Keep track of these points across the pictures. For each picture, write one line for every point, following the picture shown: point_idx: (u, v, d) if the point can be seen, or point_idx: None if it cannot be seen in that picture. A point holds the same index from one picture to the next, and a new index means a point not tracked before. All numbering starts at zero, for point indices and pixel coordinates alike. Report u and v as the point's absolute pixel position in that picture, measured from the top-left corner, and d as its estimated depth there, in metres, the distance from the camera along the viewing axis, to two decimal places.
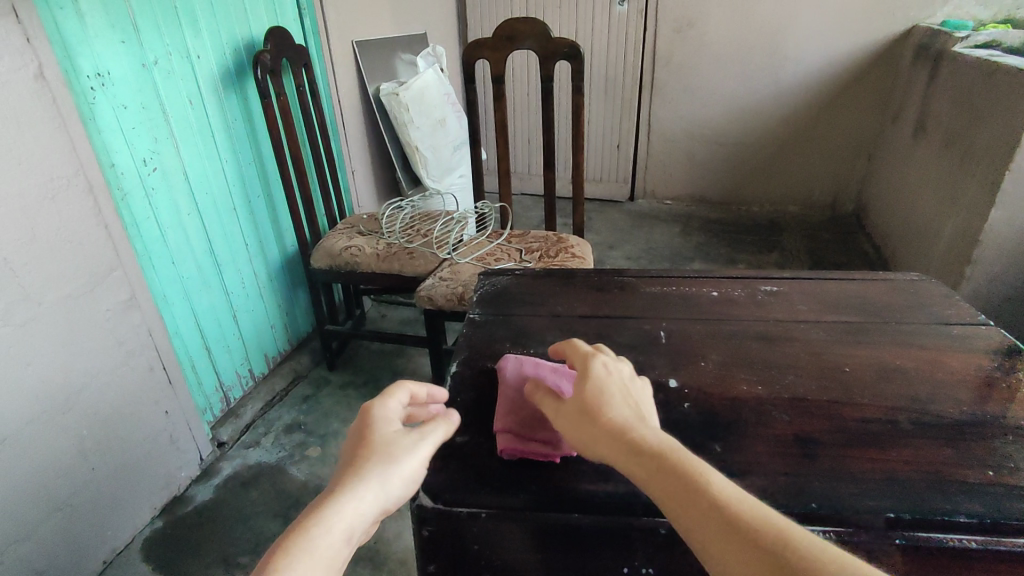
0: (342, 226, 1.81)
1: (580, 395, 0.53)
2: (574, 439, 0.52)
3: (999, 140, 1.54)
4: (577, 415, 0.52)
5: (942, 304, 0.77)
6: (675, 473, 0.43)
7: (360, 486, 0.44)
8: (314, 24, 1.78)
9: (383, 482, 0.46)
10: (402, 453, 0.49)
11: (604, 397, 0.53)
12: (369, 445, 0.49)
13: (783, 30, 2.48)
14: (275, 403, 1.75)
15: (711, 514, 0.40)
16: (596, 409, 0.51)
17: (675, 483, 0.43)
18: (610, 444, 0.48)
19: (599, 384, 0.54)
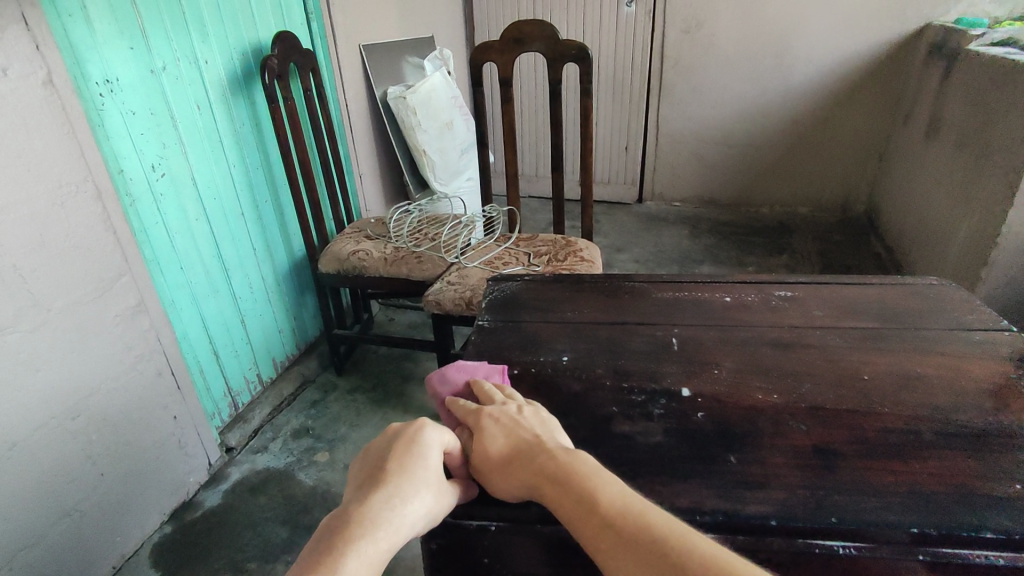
0: (350, 230, 1.81)
1: (497, 427, 0.56)
2: (494, 467, 0.54)
3: (1016, 139, 1.51)
4: (484, 460, 0.54)
5: (963, 309, 0.75)
6: (575, 498, 0.46)
7: (393, 506, 0.46)
8: (321, 29, 1.78)
9: (414, 505, 0.47)
10: (431, 478, 0.50)
11: (506, 432, 0.55)
12: (400, 461, 0.50)
13: (793, 29, 2.46)
14: (283, 408, 1.75)
15: (609, 535, 0.42)
16: (500, 450, 0.54)
17: (577, 508, 0.45)
18: (522, 483, 0.51)
19: (492, 423, 0.56)
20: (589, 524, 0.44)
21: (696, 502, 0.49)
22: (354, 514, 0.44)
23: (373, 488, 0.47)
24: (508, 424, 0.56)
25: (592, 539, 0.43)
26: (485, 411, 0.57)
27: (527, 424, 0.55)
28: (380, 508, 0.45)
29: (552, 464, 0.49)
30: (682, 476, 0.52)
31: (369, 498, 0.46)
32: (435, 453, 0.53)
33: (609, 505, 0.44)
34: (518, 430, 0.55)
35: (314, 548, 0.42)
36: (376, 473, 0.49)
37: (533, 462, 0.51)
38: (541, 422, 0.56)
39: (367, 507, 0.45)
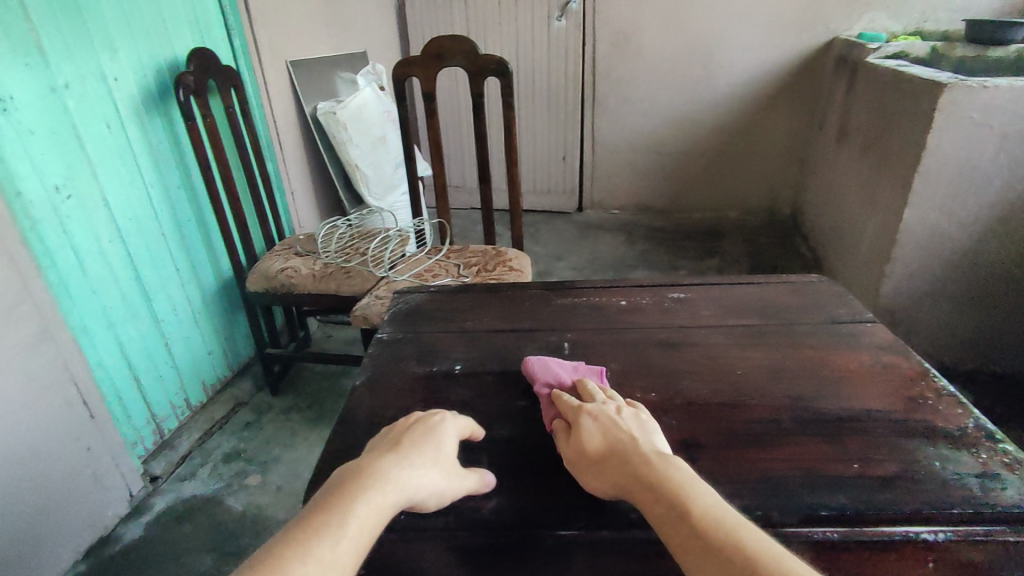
0: (279, 247, 1.78)
1: (599, 427, 0.55)
2: (587, 465, 0.54)
3: (908, 144, 1.62)
4: (577, 457, 0.54)
5: (837, 303, 0.81)
6: (665, 500, 0.46)
7: (402, 470, 0.49)
8: (244, 44, 1.76)
9: (424, 474, 0.51)
10: (442, 458, 0.53)
11: (602, 433, 0.55)
12: (415, 439, 0.54)
13: (714, 43, 2.58)
14: (214, 432, 1.70)
15: (688, 535, 0.42)
16: (594, 448, 0.53)
17: (662, 508, 0.45)
18: (613, 481, 0.51)
19: (590, 423, 0.56)
20: (676, 525, 0.43)
21: None
22: (365, 469, 0.48)
23: (386, 452, 0.52)
24: (607, 423, 0.56)
25: (675, 539, 0.43)
26: (585, 410, 0.57)
27: (625, 427, 0.55)
28: (392, 469, 0.49)
29: (647, 467, 0.49)
30: None
31: (382, 459, 0.50)
32: (449, 438, 0.56)
33: (694, 508, 0.44)
34: (614, 432, 0.54)
35: (327, 491, 0.46)
36: (391, 443, 0.54)
37: (626, 462, 0.50)
38: (642, 426, 0.56)
39: (378, 466, 0.49)
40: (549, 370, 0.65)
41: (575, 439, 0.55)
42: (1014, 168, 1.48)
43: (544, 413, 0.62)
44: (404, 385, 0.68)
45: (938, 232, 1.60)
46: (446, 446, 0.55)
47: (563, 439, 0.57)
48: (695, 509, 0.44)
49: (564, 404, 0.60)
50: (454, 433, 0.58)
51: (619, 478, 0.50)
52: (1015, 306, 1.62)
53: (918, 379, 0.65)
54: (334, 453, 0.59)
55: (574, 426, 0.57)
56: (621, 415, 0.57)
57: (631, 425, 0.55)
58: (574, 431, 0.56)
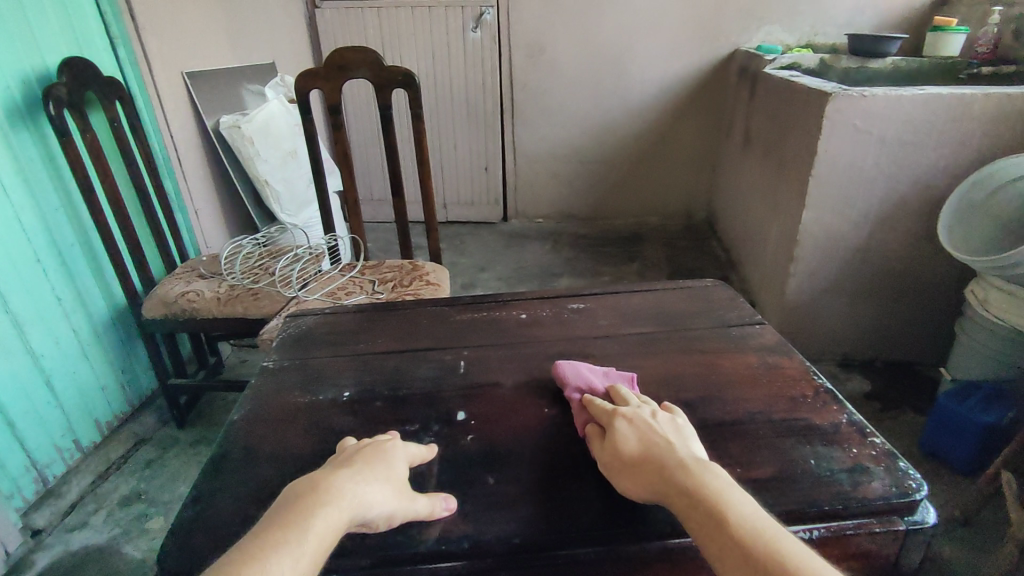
0: (180, 270, 1.67)
1: (633, 430, 0.53)
2: (619, 470, 0.51)
3: (802, 149, 1.72)
4: (611, 461, 0.52)
5: (728, 306, 0.83)
6: (707, 513, 0.44)
7: (355, 486, 0.47)
8: (131, 55, 1.64)
9: (374, 492, 0.47)
10: (396, 477, 0.50)
11: (636, 437, 0.52)
12: (365, 458, 0.51)
13: (625, 54, 2.65)
14: (110, 474, 1.56)
15: (732, 551, 0.41)
16: (629, 452, 0.51)
17: (705, 521, 0.44)
18: (648, 487, 0.49)
19: (625, 427, 0.53)
20: (719, 540, 0.42)
21: (445, 530, 0.49)
22: (318, 485, 0.45)
23: (339, 469, 0.49)
24: (641, 427, 0.53)
25: (719, 555, 0.42)
26: (619, 413, 0.55)
27: (660, 431, 0.53)
28: (338, 488, 0.46)
29: (686, 477, 0.47)
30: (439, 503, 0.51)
31: (334, 474, 0.47)
32: (401, 456, 0.53)
33: (737, 524, 0.43)
34: (649, 436, 0.52)
35: (278, 511, 0.43)
36: (341, 461, 0.50)
37: (664, 469, 0.48)
38: (676, 429, 0.54)
39: (331, 482, 0.46)
40: (579, 376, 0.63)
41: (610, 443, 0.53)
42: (894, 170, 1.59)
43: (575, 418, 0.59)
44: (286, 416, 0.63)
45: (832, 231, 1.69)
46: (397, 463, 0.52)
47: (596, 442, 0.55)
48: (741, 525, 0.43)
49: (595, 407, 0.57)
50: (404, 450, 0.54)
51: (656, 485, 0.48)
52: (902, 299, 1.74)
53: (800, 378, 0.67)
54: (199, 497, 0.53)
55: (609, 429, 0.54)
56: (654, 418, 0.55)
57: (667, 429, 0.53)
58: (608, 434, 0.53)
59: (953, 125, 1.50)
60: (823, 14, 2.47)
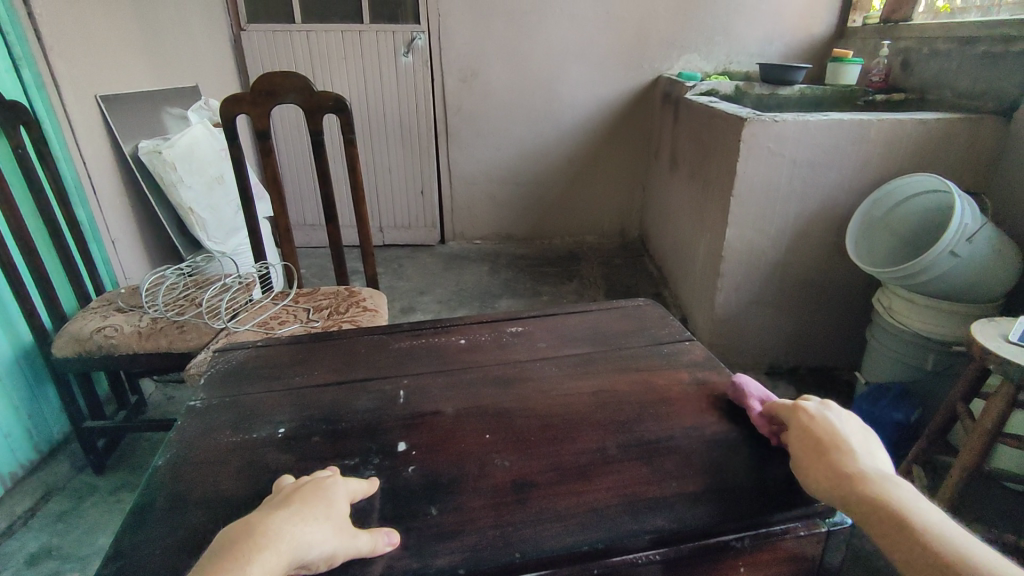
0: (96, 304, 1.57)
1: (819, 430, 0.58)
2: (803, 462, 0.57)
3: (723, 170, 1.82)
4: (799, 456, 0.58)
5: (660, 324, 0.87)
6: (894, 519, 0.49)
7: (293, 527, 0.45)
8: (36, 78, 1.55)
9: (312, 531, 0.46)
10: (336, 513, 0.49)
11: (825, 439, 0.57)
12: (303, 497, 0.49)
13: (555, 79, 2.74)
14: (15, 530, 1.43)
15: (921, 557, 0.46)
16: (818, 450, 0.56)
17: (889, 525, 0.49)
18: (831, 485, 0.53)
19: (815, 427, 0.59)
20: (906, 546, 0.47)
21: (388, 566, 0.48)
22: (254, 528, 0.44)
23: (277, 510, 0.47)
24: (830, 428, 0.58)
25: (907, 554, 0.47)
26: (806, 414, 0.60)
27: (846, 435, 0.57)
28: (275, 529, 0.44)
29: (872, 485, 0.52)
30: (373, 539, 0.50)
31: (271, 516, 0.46)
32: (342, 494, 0.52)
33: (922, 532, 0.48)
34: (837, 439, 0.57)
35: (212, 559, 0.42)
36: (280, 501, 0.49)
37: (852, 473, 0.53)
38: (861, 435, 0.58)
39: (265, 525, 0.45)
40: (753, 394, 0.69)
41: (802, 440, 0.58)
42: (805, 190, 1.71)
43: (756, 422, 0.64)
44: (216, 456, 0.60)
45: (754, 248, 1.80)
46: (337, 499, 0.50)
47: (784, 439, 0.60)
48: (928, 535, 0.47)
49: (787, 409, 0.62)
50: (344, 485, 0.53)
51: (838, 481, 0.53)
52: (819, 309, 1.86)
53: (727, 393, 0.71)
54: (120, 550, 0.50)
55: (800, 429, 0.59)
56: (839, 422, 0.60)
57: (852, 432, 0.58)
58: (799, 431, 0.59)
59: (854, 147, 1.64)
60: (736, 44, 2.64)
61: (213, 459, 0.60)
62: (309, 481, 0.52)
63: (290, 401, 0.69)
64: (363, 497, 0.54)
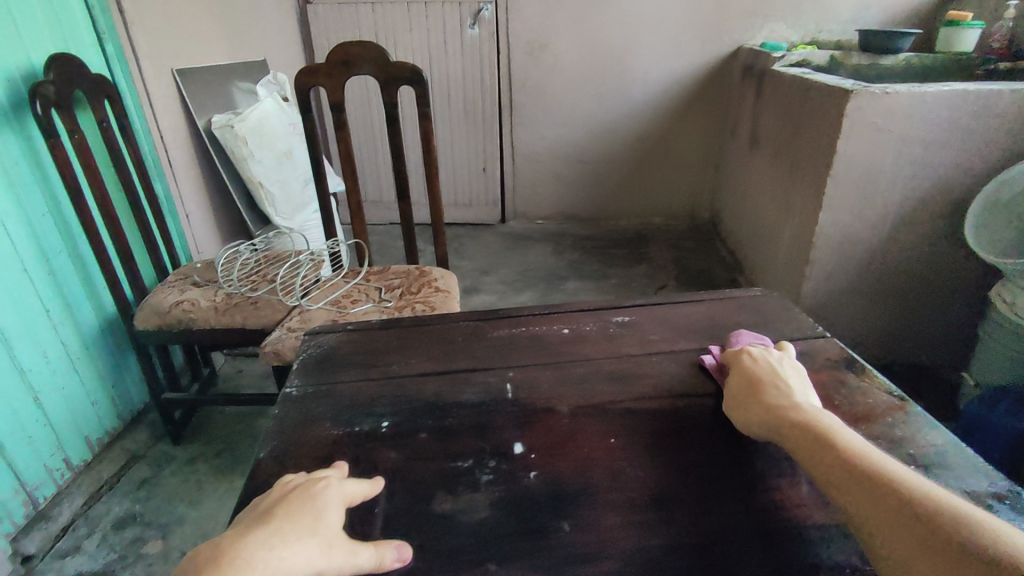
0: (173, 278, 1.58)
1: (756, 373, 0.61)
2: (736, 397, 0.60)
3: (818, 147, 1.67)
4: (733, 397, 0.61)
5: (787, 318, 0.80)
6: (818, 438, 0.52)
7: (268, 553, 0.40)
8: (119, 51, 1.56)
9: (295, 550, 0.41)
10: (327, 527, 0.44)
11: (764, 379, 0.61)
12: (291, 508, 0.45)
13: (627, 51, 2.60)
14: (102, 495, 1.49)
15: (852, 470, 0.48)
16: (754, 391, 0.59)
17: (821, 445, 0.51)
18: (765, 421, 0.56)
19: (755, 369, 0.62)
20: (839, 470, 0.49)
21: None
22: (225, 554, 0.39)
23: (254, 528, 0.42)
24: (768, 370, 0.62)
25: (826, 466, 0.50)
26: (748, 361, 0.63)
27: (783, 377, 0.61)
28: (253, 550, 0.40)
29: (801, 415, 0.55)
30: (507, 561, 0.45)
31: (245, 538, 0.41)
32: (334, 501, 0.47)
33: (851, 448, 0.50)
34: (772, 381, 0.60)
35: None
36: (263, 513, 0.45)
37: (785, 405, 0.56)
38: (797, 377, 0.62)
39: (241, 547, 0.40)
40: (759, 342, 0.69)
41: (739, 383, 0.61)
42: (915, 169, 1.55)
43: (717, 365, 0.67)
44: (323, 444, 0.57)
45: (850, 233, 1.66)
46: (325, 505, 0.46)
47: (728, 382, 0.63)
48: (857, 454, 0.49)
49: (731, 355, 0.66)
50: (330, 484, 0.48)
51: (766, 413, 0.57)
52: (921, 300, 1.71)
53: (886, 414, 0.63)
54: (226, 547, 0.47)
55: (739, 372, 0.63)
56: (778, 371, 0.62)
57: (791, 377, 0.61)
58: (741, 371, 0.62)
59: (976, 123, 1.47)
60: (829, 11, 2.43)
61: (317, 452, 0.56)
62: (289, 487, 0.48)
63: (387, 392, 0.64)
64: (357, 497, 0.49)
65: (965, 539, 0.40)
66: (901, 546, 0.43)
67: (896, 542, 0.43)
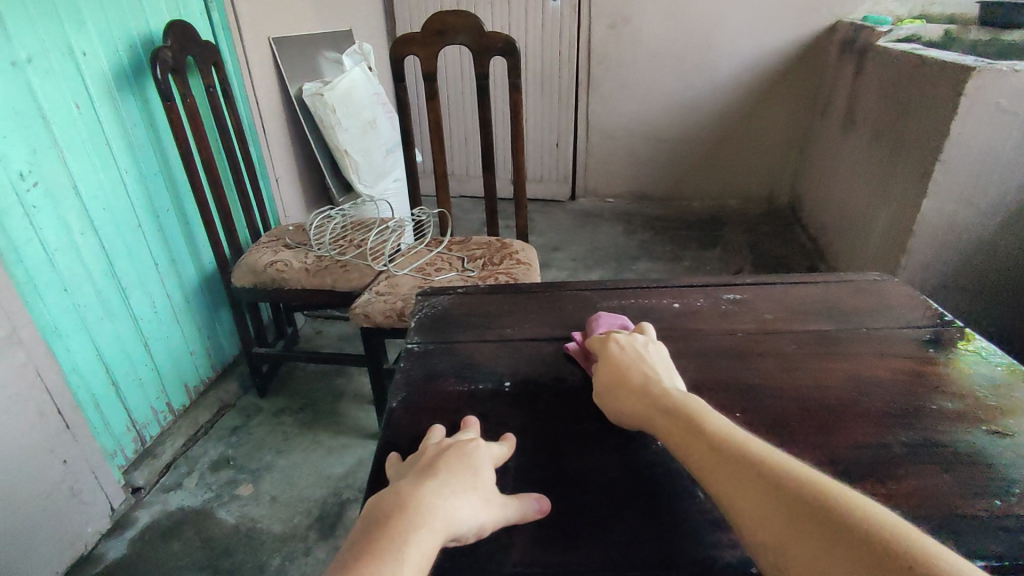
0: (266, 239, 1.66)
1: (623, 361, 0.60)
2: (608, 387, 0.59)
3: (927, 129, 1.57)
4: (607, 386, 0.59)
5: (910, 305, 0.77)
6: (689, 424, 0.50)
7: (444, 501, 0.43)
8: (223, 19, 1.63)
9: (465, 502, 0.44)
10: (485, 483, 0.47)
11: (630, 365, 0.60)
12: (451, 463, 0.48)
13: (714, 25, 2.50)
14: (199, 437, 1.60)
15: (723, 458, 0.46)
16: (623, 380, 0.58)
17: (691, 433, 0.49)
18: (639, 410, 0.55)
19: (620, 357, 0.61)
20: (709, 456, 0.47)
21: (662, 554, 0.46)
22: (407, 501, 0.42)
23: (424, 478, 0.45)
24: (634, 357, 0.61)
25: (698, 454, 0.48)
26: (614, 347, 0.62)
27: (647, 362, 0.60)
28: (432, 497, 0.43)
29: (670, 400, 0.53)
30: (647, 520, 0.49)
31: (421, 487, 0.44)
32: (485, 459, 0.50)
33: (721, 433, 0.48)
34: (637, 367, 0.59)
35: (372, 526, 0.40)
36: (424, 467, 0.47)
37: (656, 392, 0.55)
38: (661, 360, 0.61)
39: (421, 495, 0.43)
40: (619, 323, 0.69)
41: (609, 371, 0.60)
42: None
43: (584, 354, 0.66)
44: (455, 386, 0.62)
45: (956, 223, 1.56)
46: (480, 461, 0.49)
47: (599, 371, 0.61)
48: (724, 437, 0.48)
49: (598, 342, 0.65)
50: (476, 443, 0.52)
51: (637, 403, 0.55)
52: None
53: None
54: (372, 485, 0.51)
55: (607, 361, 0.61)
56: (644, 355, 0.61)
57: (657, 361, 0.60)
58: (608, 359, 0.61)
59: None
60: None
61: (450, 405, 0.60)
62: (440, 445, 0.51)
63: (507, 355, 0.68)
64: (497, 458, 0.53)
65: (839, 518, 0.39)
66: (777, 534, 0.41)
67: (771, 529, 0.41)
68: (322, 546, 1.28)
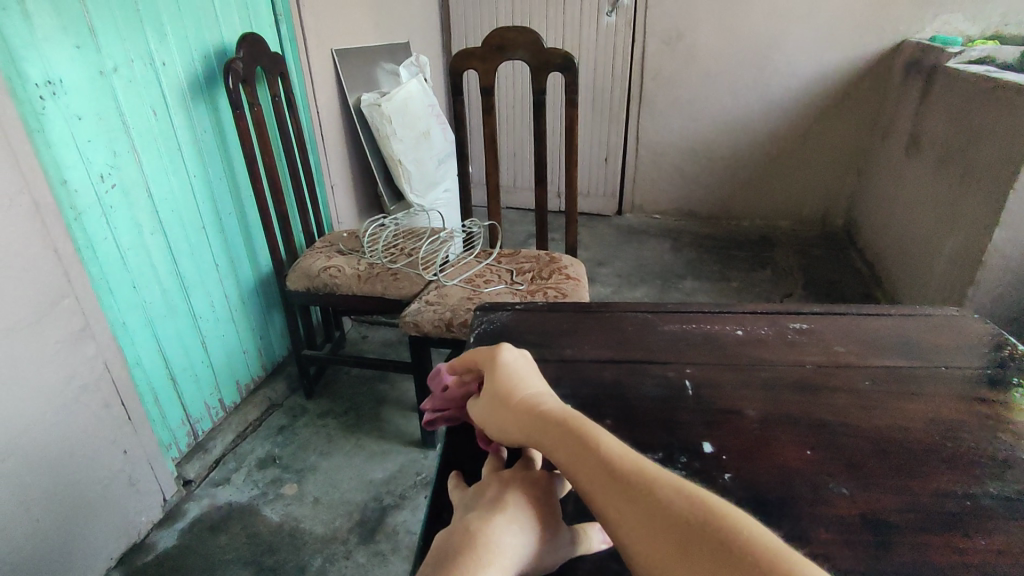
0: (320, 244, 1.70)
1: (507, 377, 0.58)
2: (493, 402, 0.56)
3: (1002, 156, 1.49)
4: (490, 398, 0.56)
5: (991, 344, 0.74)
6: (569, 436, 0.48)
7: (512, 539, 0.43)
8: (291, 31, 1.69)
9: (528, 539, 0.44)
10: (549, 519, 0.47)
11: (514, 380, 0.57)
12: (518, 496, 0.48)
13: (773, 42, 2.45)
14: (247, 435, 1.65)
15: (606, 474, 0.44)
16: (508, 395, 0.55)
17: (573, 446, 0.47)
18: (523, 424, 0.52)
19: (504, 369, 0.59)
20: (589, 471, 0.45)
21: None
22: (477, 536, 0.42)
23: (493, 511, 0.45)
24: (518, 372, 0.59)
25: (579, 469, 0.46)
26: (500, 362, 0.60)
27: (530, 378, 0.58)
28: (501, 533, 0.43)
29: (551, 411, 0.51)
30: None
31: (490, 521, 0.44)
32: (546, 492, 0.50)
33: (601, 444, 0.46)
34: (521, 381, 0.57)
35: (442, 558, 0.41)
36: (493, 499, 0.48)
37: (534, 402, 0.53)
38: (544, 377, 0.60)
39: (490, 530, 0.43)
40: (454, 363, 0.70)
41: (493, 384, 0.57)
42: None
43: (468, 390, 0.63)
44: None
45: None
46: (544, 495, 0.49)
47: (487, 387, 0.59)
48: (602, 446, 0.46)
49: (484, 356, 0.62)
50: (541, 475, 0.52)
51: (520, 418, 0.52)
52: None
53: None
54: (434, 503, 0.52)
55: (492, 372, 0.59)
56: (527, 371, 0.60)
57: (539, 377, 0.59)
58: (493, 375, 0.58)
59: None
60: None
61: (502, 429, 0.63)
62: (505, 474, 0.51)
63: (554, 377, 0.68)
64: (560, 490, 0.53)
65: (725, 534, 0.37)
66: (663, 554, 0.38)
67: (663, 555, 0.38)
68: (362, 550, 1.29)
